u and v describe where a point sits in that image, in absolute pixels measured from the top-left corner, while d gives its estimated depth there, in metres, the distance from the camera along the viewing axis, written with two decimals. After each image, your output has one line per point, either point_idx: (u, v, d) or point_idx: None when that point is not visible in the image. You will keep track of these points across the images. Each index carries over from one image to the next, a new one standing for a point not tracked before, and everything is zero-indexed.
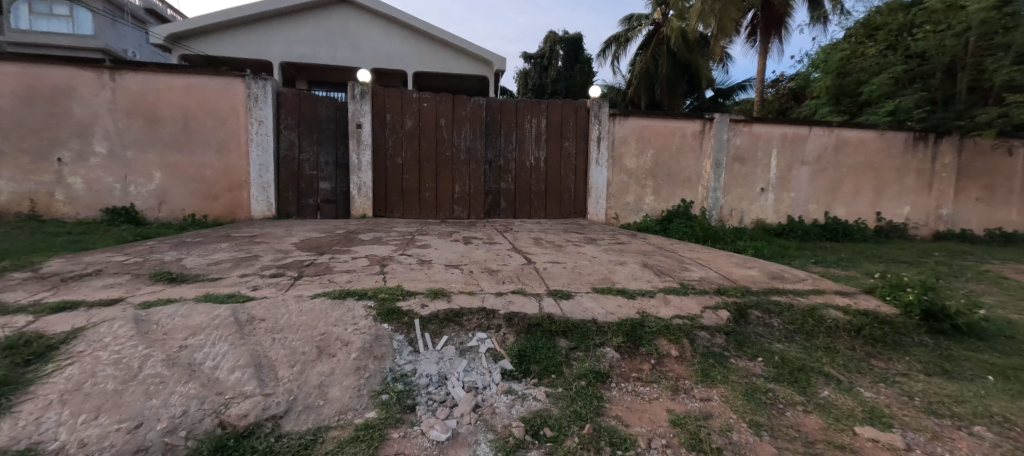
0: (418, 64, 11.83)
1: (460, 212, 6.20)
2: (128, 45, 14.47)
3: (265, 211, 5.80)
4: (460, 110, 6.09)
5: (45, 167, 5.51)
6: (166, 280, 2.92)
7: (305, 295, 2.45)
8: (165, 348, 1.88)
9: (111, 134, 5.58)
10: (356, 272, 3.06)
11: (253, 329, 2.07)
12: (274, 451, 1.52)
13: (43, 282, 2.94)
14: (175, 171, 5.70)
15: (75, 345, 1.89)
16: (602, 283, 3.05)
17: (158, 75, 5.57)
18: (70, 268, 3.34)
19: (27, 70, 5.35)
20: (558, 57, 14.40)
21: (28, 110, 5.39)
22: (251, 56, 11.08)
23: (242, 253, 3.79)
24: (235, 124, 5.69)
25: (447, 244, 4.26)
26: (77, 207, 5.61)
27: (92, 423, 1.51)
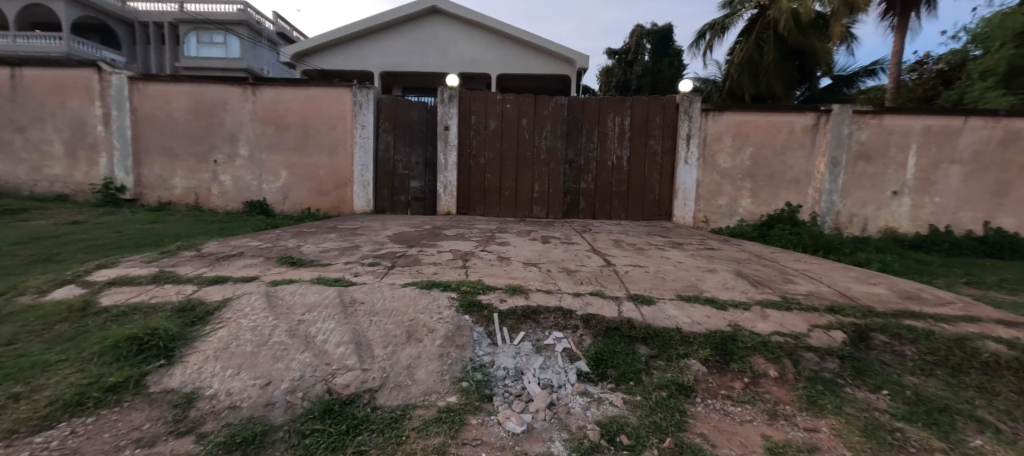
0: (503, 67, 12.18)
1: (539, 211, 6.27)
2: (265, 65, 17.06)
3: (365, 207, 6.44)
4: (542, 110, 6.16)
5: (206, 167, 6.77)
6: (288, 263, 3.42)
7: (397, 284, 2.70)
8: (288, 320, 2.22)
9: (251, 140, 6.65)
10: (441, 265, 3.29)
11: (354, 310, 2.34)
12: (371, 420, 1.71)
13: (204, 260, 3.63)
14: (296, 170, 6.60)
15: (225, 311, 2.32)
16: (688, 290, 2.88)
17: (285, 88, 6.50)
18: (222, 249, 4.09)
19: (197, 89, 6.64)
20: (644, 51, 13.79)
21: (196, 121, 6.69)
22: (356, 67, 12.36)
23: (347, 243, 4.29)
24: (343, 128, 6.38)
25: (525, 242, 4.36)
26: (226, 200, 6.79)
27: (235, 377, 1.85)
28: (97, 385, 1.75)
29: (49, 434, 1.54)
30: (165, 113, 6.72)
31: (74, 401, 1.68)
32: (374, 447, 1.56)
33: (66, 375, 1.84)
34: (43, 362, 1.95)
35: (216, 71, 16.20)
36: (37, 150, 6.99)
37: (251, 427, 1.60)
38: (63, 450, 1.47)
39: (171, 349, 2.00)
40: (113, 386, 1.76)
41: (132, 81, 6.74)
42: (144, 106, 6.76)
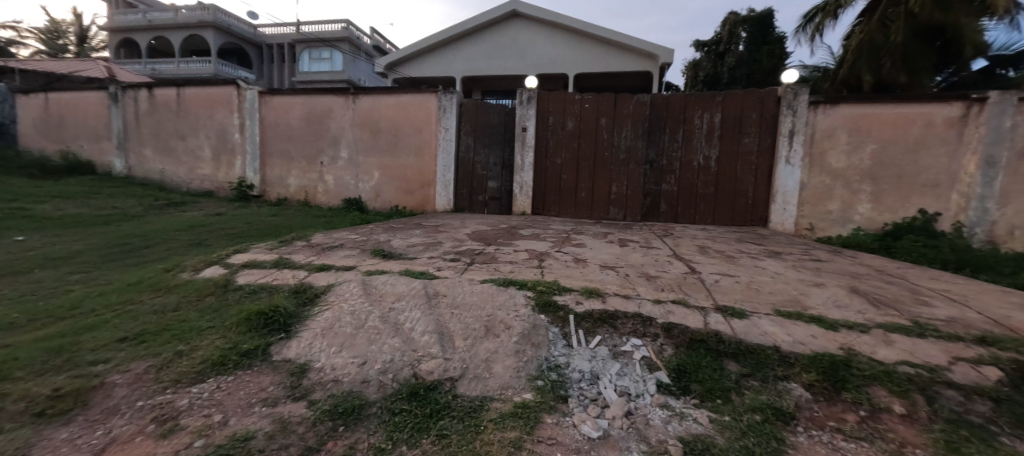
0: (582, 66, 11.98)
1: (615, 213, 6.07)
2: (364, 75, 18.79)
3: (446, 206, 6.75)
4: (623, 109, 5.96)
5: (315, 168, 7.64)
6: (380, 256, 3.73)
7: (476, 279, 2.80)
8: (380, 308, 2.43)
9: (351, 143, 7.36)
10: (518, 264, 3.35)
11: (438, 302, 2.49)
12: (453, 407, 1.80)
13: (312, 249, 4.11)
14: (387, 170, 7.15)
15: (329, 295, 2.62)
16: (789, 306, 2.58)
17: (380, 96, 7.09)
18: (327, 240, 4.60)
19: (309, 100, 7.54)
20: (739, 40, 12.64)
21: (308, 127, 7.60)
22: (440, 74, 13.05)
23: (431, 239, 4.55)
24: (428, 131, 6.79)
25: (602, 245, 4.26)
26: (329, 197, 7.59)
27: (338, 354, 2.06)
28: (235, 350, 2.09)
29: (202, 386, 1.87)
30: (285, 121, 7.73)
31: (219, 361, 2.01)
32: (454, 432, 1.65)
33: (213, 339, 2.22)
34: (197, 327, 2.37)
35: (324, 83, 18.24)
36: (194, 156, 8.58)
37: (350, 400, 1.78)
38: (211, 401, 1.78)
39: (289, 325, 2.30)
40: (246, 352, 2.08)
41: (261, 94, 7.88)
42: (269, 116, 7.85)
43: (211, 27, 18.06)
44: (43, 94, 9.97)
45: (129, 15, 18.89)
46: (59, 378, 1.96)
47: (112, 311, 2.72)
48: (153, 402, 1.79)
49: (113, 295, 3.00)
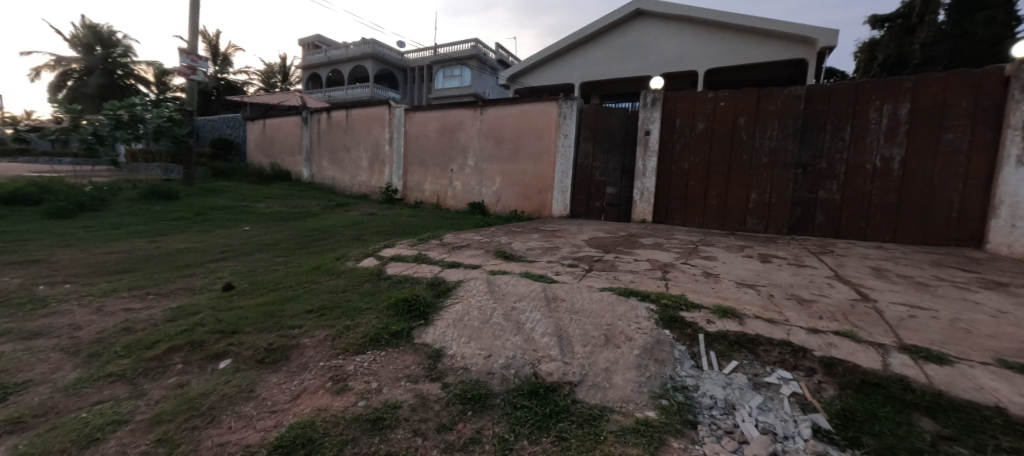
0: (716, 60, 10.90)
1: (754, 224, 5.37)
2: (488, 89, 20.03)
3: (563, 211, 6.78)
4: (768, 106, 5.24)
5: (446, 174, 8.42)
6: (502, 257, 3.93)
7: (595, 287, 2.75)
8: (503, 305, 2.56)
9: (477, 151, 7.91)
10: (639, 274, 3.19)
11: (557, 306, 2.51)
12: (572, 411, 1.79)
13: (443, 248, 4.54)
14: (508, 176, 7.50)
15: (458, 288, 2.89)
16: (1021, 357, 1.94)
17: (504, 106, 7.49)
18: (456, 240, 5.03)
19: (444, 113, 8.37)
20: (938, 8, 10.06)
21: (442, 138, 8.43)
22: (559, 81, 13.29)
23: (549, 243, 4.63)
24: (548, 137, 6.91)
25: (738, 259, 3.80)
26: (457, 201, 8.28)
27: (466, 345, 2.23)
28: (387, 329, 2.42)
29: (363, 356, 2.21)
30: (424, 133, 8.70)
31: (376, 337, 2.36)
32: (574, 437, 1.64)
33: (370, 319, 2.61)
34: (356, 308, 2.82)
35: (455, 98, 20.01)
36: (355, 166, 10.22)
37: (477, 388, 1.91)
38: (369, 370, 2.09)
39: (427, 314, 2.59)
40: (395, 332, 2.40)
41: (406, 112, 9.04)
42: (412, 129, 8.93)
43: (370, 58, 21.33)
44: (262, 120, 13.05)
45: (315, 55, 23.51)
46: (271, 335, 2.52)
47: (300, 288, 3.40)
48: (330, 363, 2.17)
49: (301, 275, 3.75)
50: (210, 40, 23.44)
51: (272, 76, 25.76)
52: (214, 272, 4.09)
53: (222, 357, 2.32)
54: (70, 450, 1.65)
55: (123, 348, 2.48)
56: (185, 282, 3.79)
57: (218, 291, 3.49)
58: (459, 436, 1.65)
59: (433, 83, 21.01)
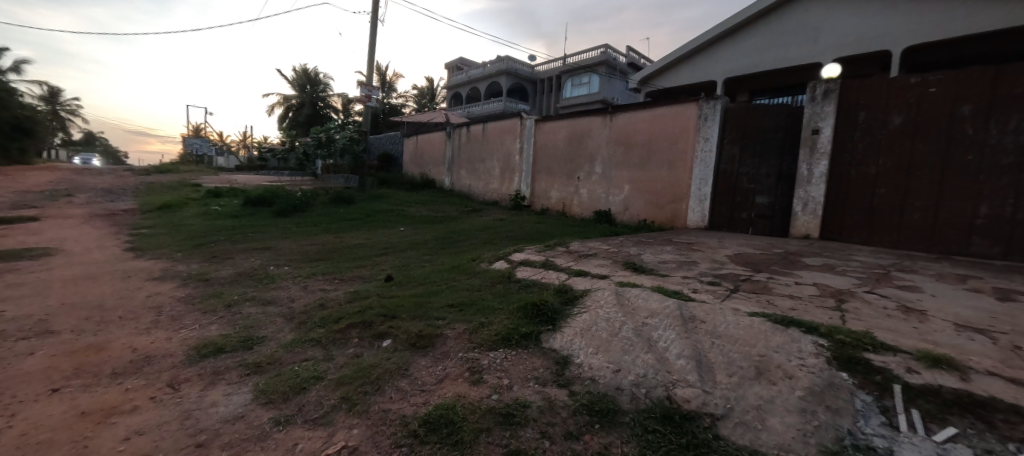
0: (917, 35, 8.74)
1: (980, 247, 4.09)
2: (617, 94, 19.49)
3: (700, 222, 6.19)
4: (1008, 89, 3.98)
5: (572, 182, 8.45)
6: (632, 269, 3.77)
7: (742, 311, 2.43)
8: (634, 320, 2.45)
9: (605, 159, 7.76)
10: (801, 300, 2.72)
11: (695, 328, 2.29)
12: (712, 447, 1.57)
13: (570, 256, 4.55)
14: (638, 184, 7.16)
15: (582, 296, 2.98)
16: None
17: (637, 111, 7.20)
18: (584, 248, 5.00)
19: (573, 122, 8.44)
20: None
21: (570, 146, 8.50)
22: (699, 79, 12.29)
23: (685, 257, 4.27)
24: (686, 142, 6.39)
25: (953, 293, 2.95)
26: (582, 208, 8.24)
27: (594, 356, 2.19)
28: (516, 330, 2.54)
29: (496, 353, 2.36)
30: (554, 141, 8.89)
31: (507, 336, 2.49)
32: None
33: (501, 319, 2.78)
34: (488, 308, 3.02)
35: (582, 106, 19.99)
36: (489, 175, 10.98)
37: (605, 402, 1.86)
38: (502, 367, 2.21)
39: (554, 320, 2.65)
40: (525, 334, 2.50)
41: (536, 122, 9.38)
42: (542, 139, 9.20)
43: (504, 74, 22.75)
44: (415, 136, 15.00)
45: (458, 76, 26.10)
46: (420, 324, 2.86)
47: (443, 284, 3.77)
48: (468, 355, 2.37)
49: (443, 273, 4.15)
50: (379, 71, 27.97)
51: (423, 98, 29.44)
52: (377, 265, 4.81)
53: (385, 337, 2.72)
54: (287, 393, 2.11)
55: (318, 320, 3.08)
56: (356, 271, 4.55)
57: (381, 281, 4.09)
58: (586, 447, 1.62)
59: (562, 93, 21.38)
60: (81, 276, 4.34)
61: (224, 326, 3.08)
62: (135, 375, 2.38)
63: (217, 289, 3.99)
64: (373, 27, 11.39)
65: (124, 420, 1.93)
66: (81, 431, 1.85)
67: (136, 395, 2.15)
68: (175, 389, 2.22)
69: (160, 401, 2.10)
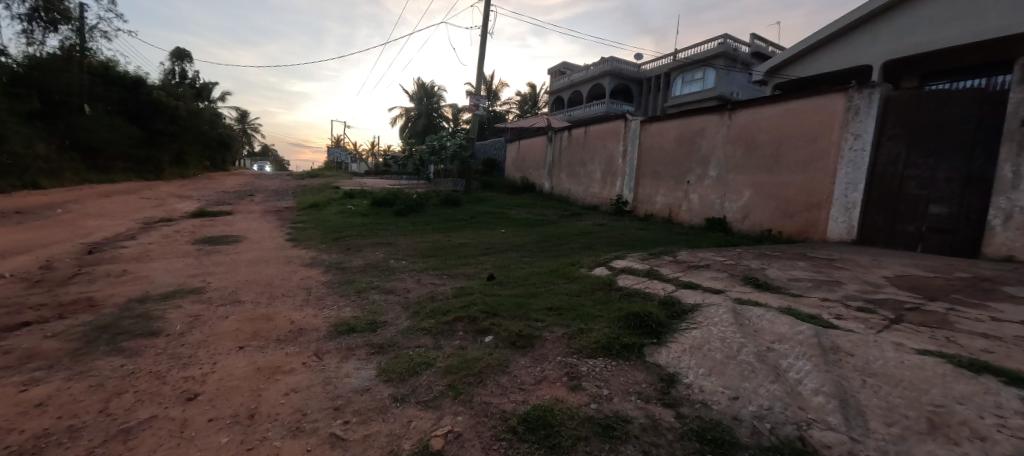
0: None
1: None
2: (737, 88, 17.66)
3: (843, 235, 5.27)
4: None
5: (681, 186, 7.87)
6: (752, 284, 3.37)
7: (907, 347, 1.99)
8: (756, 344, 2.18)
9: (721, 161, 7.08)
10: (999, 341, 2.13)
11: (839, 361, 1.94)
12: None
13: (679, 266, 4.25)
14: (761, 189, 6.37)
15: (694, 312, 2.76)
16: None
17: (763, 107, 6.43)
18: (693, 258, 4.62)
19: (684, 122, 7.88)
20: None
21: (680, 148, 7.94)
22: (846, 64, 10.56)
23: (823, 275, 3.66)
24: (826, 140, 5.52)
25: None
26: (692, 215, 7.63)
27: (706, 378, 2.00)
28: (617, 340, 2.45)
29: (596, 361, 2.29)
30: (661, 143, 8.40)
31: (607, 345, 2.41)
32: None
33: (601, 327, 2.71)
34: (588, 315, 2.98)
35: (695, 103, 18.56)
36: (590, 179, 10.79)
37: (718, 430, 1.66)
38: (601, 376, 2.14)
39: (659, 334, 2.50)
40: (626, 344, 2.40)
41: (642, 123, 8.96)
42: (649, 140, 8.75)
43: (607, 75, 22.08)
44: (518, 141, 15.46)
45: (561, 80, 26.21)
46: (520, 323, 2.92)
47: (542, 286, 3.80)
48: (566, 360, 2.34)
49: (543, 276, 4.18)
50: (486, 80, 29.47)
51: (526, 104, 30.20)
52: (481, 264, 5.05)
53: (487, 333, 2.83)
54: (404, 374, 2.31)
55: (430, 311, 3.33)
56: (463, 269, 4.83)
57: (484, 280, 4.28)
58: None
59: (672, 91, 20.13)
60: (256, 259, 5.33)
61: (355, 310, 3.50)
62: (293, 343, 2.83)
63: (350, 277, 4.57)
64: (483, 38, 12.03)
65: (285, 378, 2.31)
66: (258, 382, 2.26)
67: (293, 359, 2.56)
68: (320, 358, 2.59)
69: (309, 366, 2.47)
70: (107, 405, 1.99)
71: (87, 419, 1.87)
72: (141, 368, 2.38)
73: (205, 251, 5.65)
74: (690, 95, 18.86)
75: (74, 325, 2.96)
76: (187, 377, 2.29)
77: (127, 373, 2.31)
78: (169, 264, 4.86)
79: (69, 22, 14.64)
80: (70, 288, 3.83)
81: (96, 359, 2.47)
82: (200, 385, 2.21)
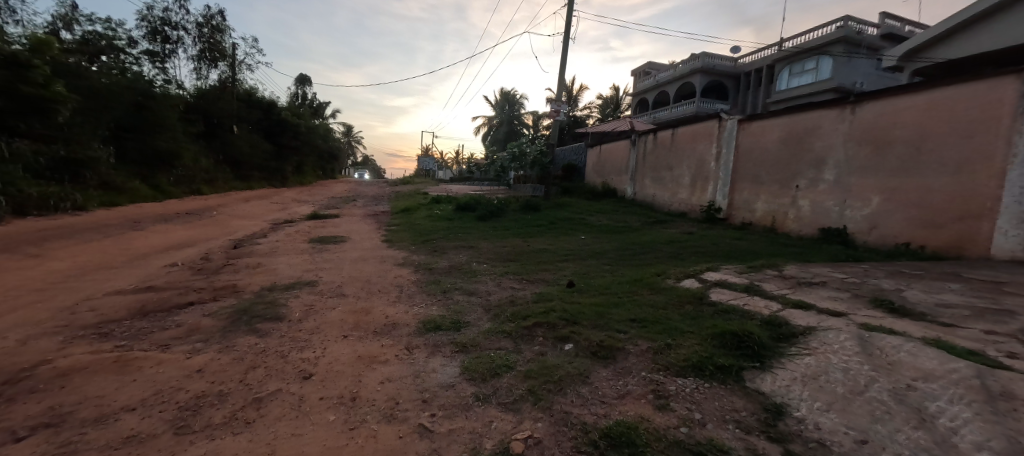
0: None
1: None
2: (860, 77, 15.38)
3: (1015, 252, 4.28)
4: None
5: (788, 192, 7.05)
6: (885, 308, 2.89)
7: None
8: (891, 380, 1.85)
9: (840, 162, 6.20)
10: None
11: (1013, 410, 1.55)
12: None
13: (786, 282, 3.81)
14: (895, 195, 5.44)
15: (809, 338, 2.43)
16: None
17: (897, 98, 5.52)
18: (804, 274, 4.10)
19: (792, 119, 7.06)
20: None
21: (787, 148, 7.12)
22: (1010, 40, 8.67)
23: (984, 301, 2.99)
24: (986, 135, 4.55)
25: None
26: (801, 224, 6.79)
27: (825, 414, 1.74)
28: (711, 360, 2.26)
29: (686, 381, 2.13)
30: (763, 144, 7.62)
31: (699, 365, 2.23)
32: None
33: (692, 344, 2.53)
34: (678, 329, 2.79)
35: (805, 97, 16.55)
36: (678, 183, 10.16)
37: None
38: (693, 398, 1.97)
39: (763, 357, 2.26)
40: (722, 366, 2.20)
41: (741, 122, 8.21)
42: (748, 140, 7.99)
43: (698, 72, 20.55)
44: (599, 146, 15.14)
45: (646, 81, 25.14)
46: (601, 334, 2.82)
47: (625, 296, 3.65)
48: (653, 377, 2.20)
49: (627, 286, 4.01)
50: (568, 86, 29.38)
51: (608, 107, 29.48)
52: (562, 270, 5.01)
53: (568, 340, 2.78)
54: (486, 375, 2.36)
55: (510, 315, 3.38)
56: (544, 274, 4.84)
57: (563, 286, 4.23)
58: None
59: (776, 85, 18.20)
60: (357, 258, 5.88)
61: (441, 309, 3.67)
62: (389, 336, 3.06)
63: (436, 277, 4.83)
64: (565, 43, 12.01)
65: (381, 368, 2.49)
66: (359, 369, 2.48)
67: (388, 351, 2.76)
68: (411, 351, 2.76)
69: (402, 359, 2.64)
70: (245, 376, 2.33)
71: (231, 387, 2.19)
72: (269, 347, 2.76)
73: (318, 249, 6.39)
74: (799, 88, 16.82)
75: (223, 307, 3.52)
76: (303, 358, 2.59)
77: (260, 350, 2.69)
78: (291, 259, 5.59)
79: (226, 59, 17.48)
80: (221, 276, 4.59)
81: (238, 337, 2.91)
82: (313, 367, 2.48)
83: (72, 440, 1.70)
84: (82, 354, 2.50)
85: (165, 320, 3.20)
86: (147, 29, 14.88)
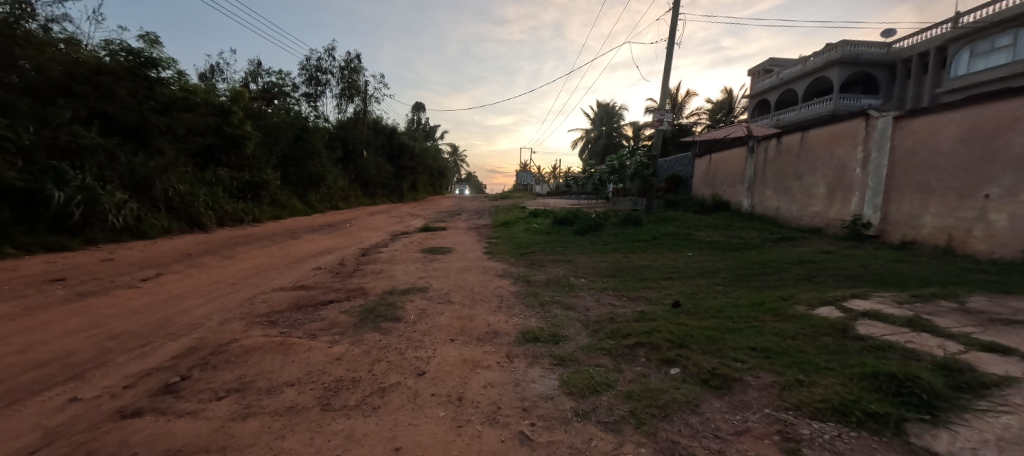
0: None
1: None
2: None
3: None
4: None
5: (969, 204, 5.73)
6: None
7: None
8: None
9: None
10: None
11: None
12: None
13: (970, 317, 3.10)
14: None
15: (1011, 394, 1.94)
16: None
17: None
18: (998, 309, 3.27)
19: (975, 113, 5.74)
20: None
21: (968, 150, 5.81)
22: None
23: None
24: None
25: None
26: (993, 244, 5.43)
27: None
28: (858, 406, 1.95)
29: (823, 425, 1.86)
30: (929, 146, 6.30)
31: (841, 409, 1.94)
32: None
33: (831, 383, 2.20)
34: (816, 364, 2.45)
35: (995, 82, 13.28)
36: (810, 194, 8.93)
37: None
38: (833, 447, 1.71)
39: (935, 409, 1.87)
40: (874, 414, 1.88)
41: (897, 120, 6.91)
42: (906, 142, 6.71)
43: (836, 64, 17.81)
44: (709, 156, 14.05)
45: (766, 80, 22.63)
46: (714, 360, 2.61)
47: (744, 321, 3.31)
48: (779, 415, 1.97)
49: (746, 309, 3.64)
50: (672, 94, 27.87)
51: (719, 112, 27.22)
52: (666, 288, 4.75)
53: (674, 364, 2.63)
54: (586, 391, 2.35)
55: (610, 332, 3.30)
56: (647, 292, 4.63)
57: (668, 306, 3.99)
58: None
59: (949, 70, 14.96)
60: (463, 268, 6.30)
61: (540, 321, 3.75)
62: (493, 343, 3.22)
63: (535, 289, 4.94)
64: (670, 50, 11.44)
65: (484, 373, 2.64)
66: (468, 371, 2.67)
67: (490, 357, 2.92)
68: (511, 360, 2.87)
69: (503, 365, 2.77)
70: (372, 367, 2.66)
71: (361, 375, 2.52)
72: (392, 344, 3.11)
73: (430, 258, 7.00)
74: (987, 71, 13.58)
75: (354, 306, 4.07)
76: (418, 357, 2.87)
77: (384, 346, 3.05)
78: (407, 267, 6.21)
79: (360, 95, 20.30)
80: (353, 279, 5.29)
81: (366, 333, 3.33)
82: (426, 365, 2.73)
83: (252, 403, 2.13)
84: (257, 336, 3.11)
85: (313, 314, 3.82)
86: (305, 76, 18.06)
